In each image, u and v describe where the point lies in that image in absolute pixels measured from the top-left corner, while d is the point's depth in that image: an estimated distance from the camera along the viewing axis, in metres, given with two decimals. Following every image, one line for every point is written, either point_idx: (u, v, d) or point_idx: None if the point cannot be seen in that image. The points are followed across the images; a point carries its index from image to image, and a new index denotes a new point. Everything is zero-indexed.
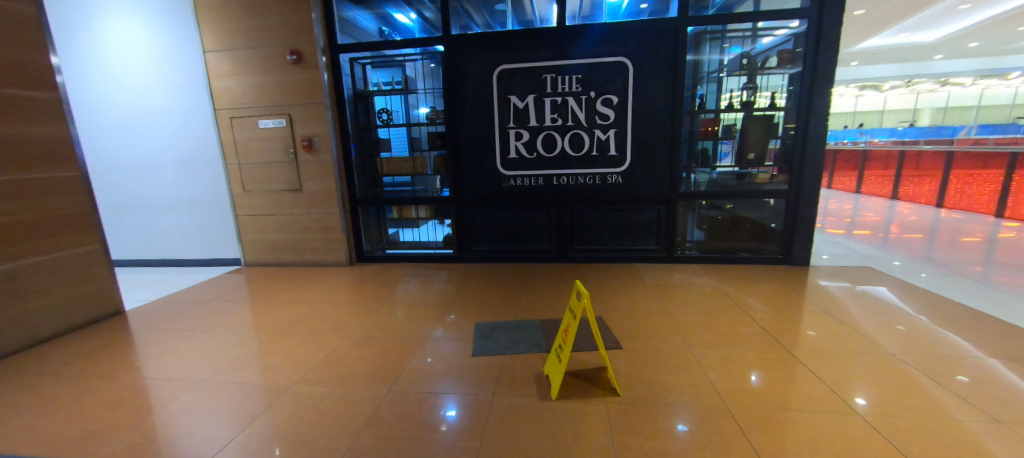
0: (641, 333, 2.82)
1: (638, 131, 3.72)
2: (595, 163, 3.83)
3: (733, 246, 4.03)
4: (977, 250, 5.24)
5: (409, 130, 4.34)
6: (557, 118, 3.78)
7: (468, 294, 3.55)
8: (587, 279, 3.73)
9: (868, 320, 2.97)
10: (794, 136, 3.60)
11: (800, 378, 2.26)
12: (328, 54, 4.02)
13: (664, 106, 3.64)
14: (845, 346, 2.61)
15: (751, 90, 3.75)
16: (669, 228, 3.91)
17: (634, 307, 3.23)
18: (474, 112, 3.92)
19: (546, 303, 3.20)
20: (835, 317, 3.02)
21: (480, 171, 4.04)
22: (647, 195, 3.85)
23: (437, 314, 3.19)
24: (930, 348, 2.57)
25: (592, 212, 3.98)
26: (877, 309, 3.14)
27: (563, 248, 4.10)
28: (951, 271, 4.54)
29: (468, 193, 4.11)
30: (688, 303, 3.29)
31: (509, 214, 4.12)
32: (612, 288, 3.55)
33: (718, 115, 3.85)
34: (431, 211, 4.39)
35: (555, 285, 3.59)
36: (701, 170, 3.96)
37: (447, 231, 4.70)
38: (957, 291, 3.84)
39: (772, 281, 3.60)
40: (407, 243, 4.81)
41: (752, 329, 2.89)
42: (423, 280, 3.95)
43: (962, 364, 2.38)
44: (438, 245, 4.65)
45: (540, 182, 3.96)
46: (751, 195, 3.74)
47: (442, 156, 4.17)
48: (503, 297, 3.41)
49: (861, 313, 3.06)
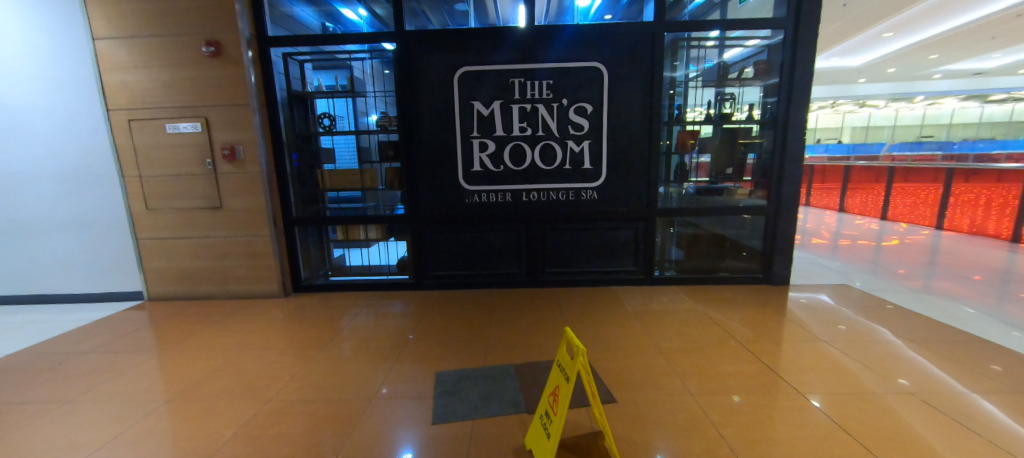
0: (623, 367, 2.48)
1: (615, 143, 3.41)
2: (569, 178, 3.48)
3: (713, 266, 3.79)
4: (918, 258, 5.45)
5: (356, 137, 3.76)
6: (527, 127, 3.40)
7: (426, 329, 3.03)
8: (564, 307, 3.33)
9: (813, 320, 3.08)
10: (770, 149, 3.47)
11: (761, 386, 2.25)
12: (255, 48, 3.38)
13: (641, 116, 3.37)
14: (797, 349, 2.68)
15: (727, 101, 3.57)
16: (648, 248, 3.61)
17: (610, 331, 2.96)
18: (433, 119, 3.44)
19: (519, 340, 2.76)
20: (786, 319, 3.11)
21: (439, 186, 3.55)
22: (624, 212, 3.53)
23: (387, 358, 2.62)
24: (870, 350, 2.64)
25: (565, 231, 3.61)
26: (821, 309, 3.27)
27: (535, 271, 3.69)
28: (900, 279, 4.64)
29: (427, 211, 3.60)
30: (670, 328, 3.02)
31: (473, 234, 3.65)
32: (588, 314, 3.22)
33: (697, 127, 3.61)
34: (383, 231, 3.80)
35: (526, 315, 3.18)
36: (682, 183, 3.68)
37: (401, 254, 4.11)
38: (908, 299, 3.93)
39: (752, 301, 3.40)
40: (356, 267, 4.18)
41: (726, 347, 2.72)
42: (374, 312, 3.36)
43: (895, 359, 2.53)
44: (391, 269, 4.05)
45: (508, 198, 3.54)
46: (730, 212, 3.53)
47: (396, 168, 3.64)
48: (470, 333, 2.91)
49: (806, 314, 3.18)
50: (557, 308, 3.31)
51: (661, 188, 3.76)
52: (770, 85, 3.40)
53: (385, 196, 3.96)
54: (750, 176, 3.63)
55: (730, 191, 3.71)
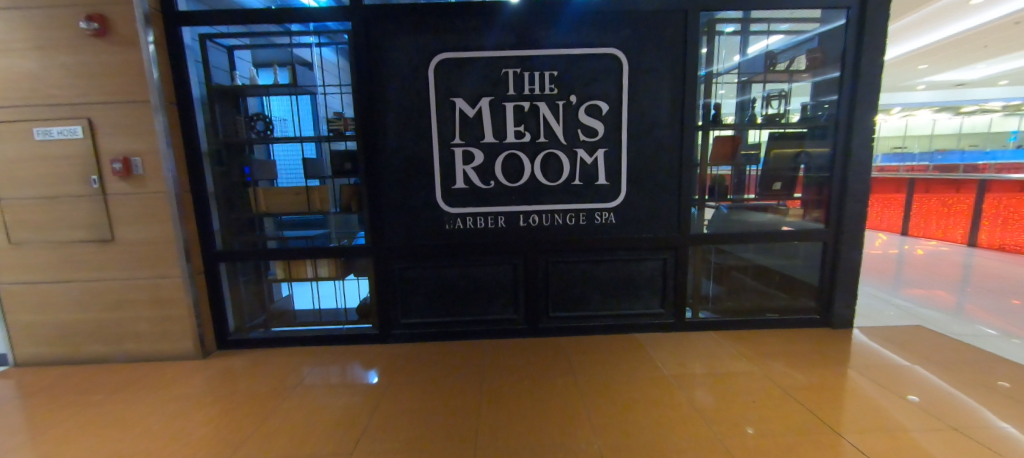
0: (665, 445, 1.77)
1: (637, 152, 2.66)
2: (579, 197, 2.70)
3: (760, 307, 2.98)
4: (952, 274, 4.83)
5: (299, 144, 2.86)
6: (525, 132, 2.62)
7: (382, 392, 2.31)
8: (560, 353, 2.65)
9: (818, 346, 2.68)
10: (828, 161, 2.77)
11: (801, 439, 1.80)
12: (160, 28, 2.52)
13: (670, 117, 2.63)
14: (824, 387, 2.23)
15: (775, 99, 2.89)
16: (681, 284, 2.83)
17: (608, 374, 2.38)
18: (403, 121, 2.63)
19: (508, 407, 2.11)
20: (805, 351, 2.62)
21: (410, 208, 2.72)
22: (649, 240, 2.76)
23: (327, 442, 1.89)
24: (886, 373, 2.36)
25: (574, 265, 2.81)
26: (828, 333, 2.84)
27: (536, 315, 2.87)
28: (946, 302, 3.96)
29: (394, 241, 2.76)
30: (680, 367, 2.46)
31: (454, 268, 2.82)
32: (583, 357, 2.59)
33: (738, 132, 2.90)
34: (336, 268, 2.87)
35: (508, 366, 2.52)
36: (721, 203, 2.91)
37: (356, 297, 3.09)
38: (951, 327, 3.30)
39: (813, 349, 2.65)
40: (304, 313, 3.23)
41: (768, 396, 2.16)
42: (313, 371, 2.58)
43: (908, 383, 2.25)
44: (346, 317, 3.10)
45: (500, 224, 2.74)
46: (782, 238, 2.80)
47: (353, 186, 2.81)
48: (450, 404, 2.16)
49: (811, 340, 2.76)
50: (547, 354, 2.64)
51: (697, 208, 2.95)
52: (821, 84, 2.76)
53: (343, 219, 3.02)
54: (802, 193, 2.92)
55: (776, 210, 3.05)
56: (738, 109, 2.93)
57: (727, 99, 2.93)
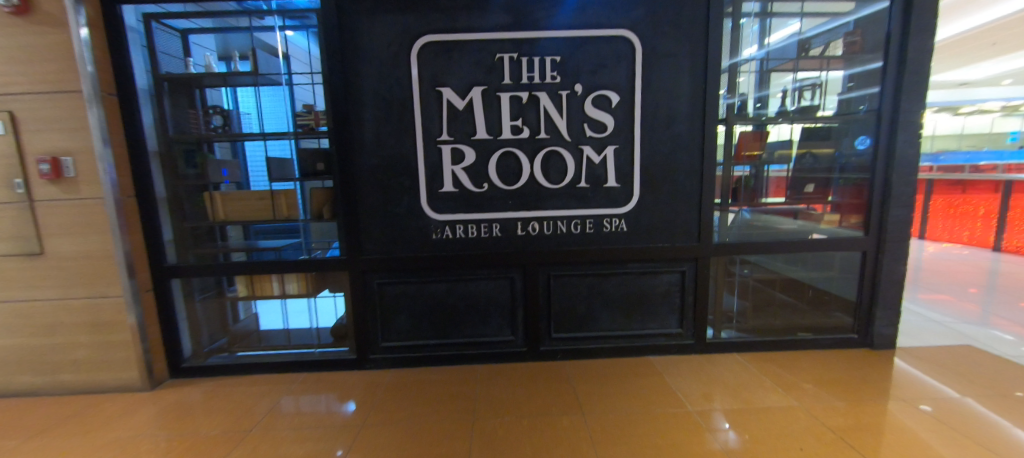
0: None
1: (653, 149, 2.31)
2: (585, 202, 2.35)
3: (792, 325, 2.60)
4: (975, 279, 4.53)
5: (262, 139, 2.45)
6: (523, 127, 2.27)
7: (353, 427, 1.96)
8: (562, 381, 2.30)
9: (850, 367, 2.37)
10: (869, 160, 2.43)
11: None
12: (96, 6, 2.15)
13: (690, 109, 2.28)
14: (867, 417, 1.91)
15: (809, 89, 2.54)
16: (702, 300, 2.47)
17: (617, 406, 2.05)
18: (382, 114, 2.27)
19: (500, 447, 1.77)
20: (844, 376, 2.28)
21: (391, 215, 2.36)
22: (665, 251, 2.40)
23: None
24: (920, 394, 2.09)
25: (580, 280, 2.46)
26: (862, 352, 2.51)
27: (536, 337, 2.51)
28: (976, 311, 3.63)
29: (373, 253, 2.40)
30: (698, 394, 2.13)
31: (442, 284, 2.45)
32: (589, 386, 2.25)
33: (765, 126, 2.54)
34: (308, 285, 2.50)
35: (502, 396, 2.18)
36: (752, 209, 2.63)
37: (328, 318, 2.68)
38: (986, 339, 2.97)
39: (855, 374, 2.30)
40: (270, 336, 2.82)
41: (802, 428, 1.84)
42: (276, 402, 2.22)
43: (943, 405, 1.99)
44: (317, 341, 2.69)
45: (495, 233, 2.38)
46: (815, 248, 2.47)
47: (325, 190, 2.42)
48: (430, 444, 1.81)
49: (843, 361, 2.44)
50: (548, 381, 2.30)
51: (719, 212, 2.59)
52: (854, 76, 2.45)
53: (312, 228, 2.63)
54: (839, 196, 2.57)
55: (807, 214, 2.73)
56: (767, 103, 2.53)
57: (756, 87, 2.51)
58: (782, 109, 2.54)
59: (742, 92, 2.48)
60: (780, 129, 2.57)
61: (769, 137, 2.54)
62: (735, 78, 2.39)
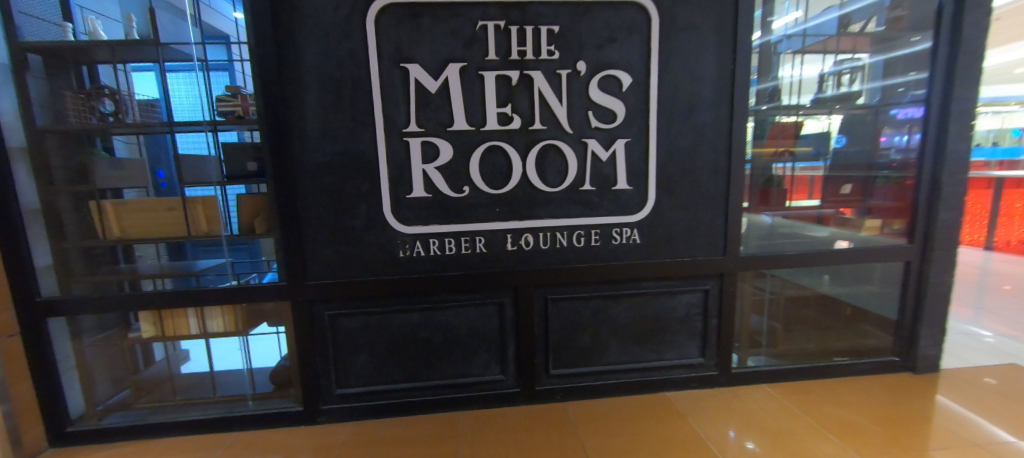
0: None
1: (672, 144, 1.88)
2: (590, 209, 1.91)
3: (826, 349, 2.24)
4: (965, 277, 4.39)
5: (170, 138, 1.88)
6: (513, 116, 1.80)
7: None
8: (565, 431, 1.84)
9: (899, 398, 2.00)
10: (901, 156, 2.11)
11: None
12: None
13: (716, 94, 1.87)
14: None
15: (847, 73, 2.14)
16: (727, 324, 2.07)
17: None
18: (332, 98, 1.74)
19: None
20: (899, 410, 1.91)
21: (345, 229, 1.84)
22: (685, 267, 1.99)
23: None
24: (984, 430, 1.74)
25: (583, 305, 2.01)
26: (906, 379, 2.16)
27: (532, 374, 2.04)
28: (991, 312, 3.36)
29: (323, 278, 1.87)
30: (734, 444, 1.71)
31: (413, 314, 1.95)
32: (598, 436, 1.80)
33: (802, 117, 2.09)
34: (236, 321, 1.95)
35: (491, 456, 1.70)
36: (778, 214, 2.13)
37: (267, 359, 2.07)
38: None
39: (909, 406, 1.93)
40: (189, 385, 2.12)
41: None
42: None
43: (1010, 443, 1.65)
44: (246, 389, 2.09)
45: (479, 248, 1.90)
46: (854, 259, 2.10)
47: (255, 196, 1.86)
48: None
49: (889, 390, 2.07)
50: (548, 432, 1.84)
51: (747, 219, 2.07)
52: (890, 65, 2.09)
53: (237, 250, 1.96)
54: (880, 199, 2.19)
55: (841, 219, 2.27)
56: (802, 91, 2.09)
57: (791, 72, 2.07)
58: (818, 96, 2.12)
59: (775, 73, 2.03)
60: (817, 122, 2.13)
61: (803, 129, 2.10)
62: (768, 61, 2.00)
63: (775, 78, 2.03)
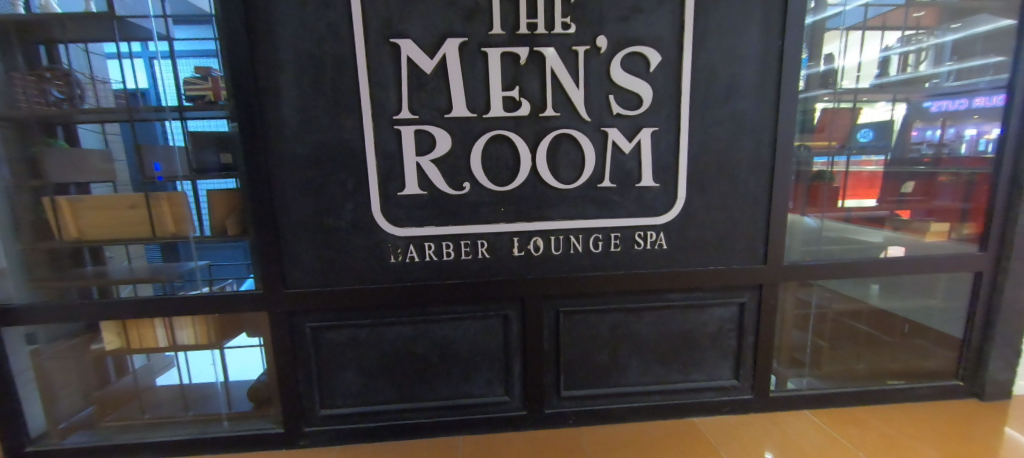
0: None
1: (707, 133, 1.61)
2: (609, 209, 1.65)
3: (879, 370, 1.95)
4: None
5: (132, 131, 1.68)
6: (520, 100, 1.55)
7: None
8: None
9: (972, 431, 1.70)
10: (932, 150, 1.80)
11: None
12: None
13: (760, 75, 1.59)
14: None
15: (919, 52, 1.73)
16: (765, 341, 1.81)
17: None
18: (312, 81, 1.51)
19: None
20: (974, 444, 1.62)
21: (328, 231, 1.61)
22: (718, 277, 1.73)
23: None
24: None
25: (600, 318, 1.76)
26: (975, 406, 1.86)
27: (540, 395, 1.80)
28: None
29: (304, 285, 1.65)
30: None
31: (406, 327, 1.72)
32: None
33: (856, 104, 1.73)
34: (209, 333, 1.74)
35: None
36: (826, 216, 1.79)
37: (252, 371, 1.84)
38: None
39: (986, 439, 1.64)
40: (159, 399, 1.89)
41: None
42: None
43: None
44: (226, 406, 1.86)
45: (481, 253, 1.66)
46: (917, 269, 1.80)
47: (226, 193, 1.64)
48: None
49: (957, 420, 1.78)
50: None
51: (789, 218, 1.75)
52: (957, 46, 1.73)
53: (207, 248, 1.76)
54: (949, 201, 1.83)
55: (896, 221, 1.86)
56: (860, 74, 1.72)
57: (849, 51, 1.69)
58: (879, 79, 1.74)
59: (827, 52, 1.66)
60: (881, 108, 1.75)
61: (860, 117, 1.74)
62: (822, 37, 1.64)
63: (827, 58, 1.66)
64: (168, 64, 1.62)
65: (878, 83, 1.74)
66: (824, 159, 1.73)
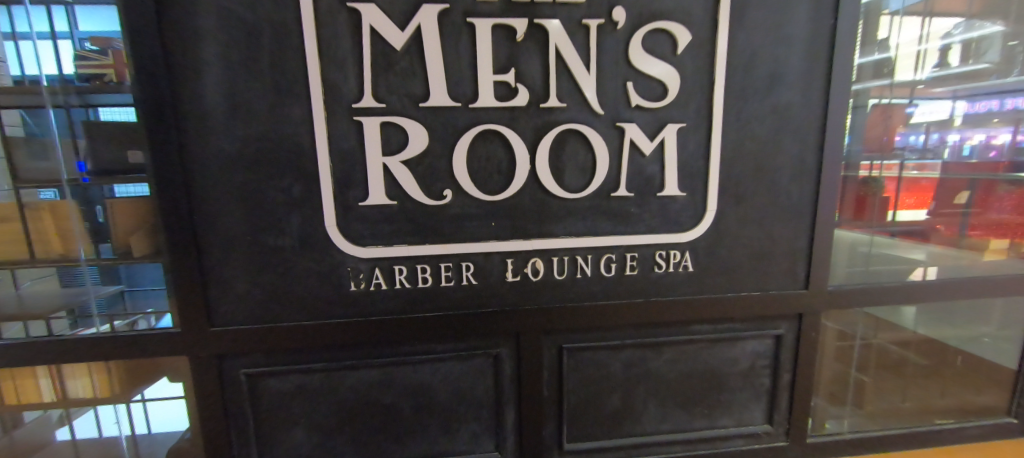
0: None
1: (743, 132, 1.32)
2: (625, 224, 1.34)
3: (926, 408, 1.70)
4: None
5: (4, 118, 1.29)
6: (516, 87, 1.22)
7: None
8: None
9: None
10: (917, 157, 1.53)
11: None
12: None
13: (807, 63, 1.31)
14: None
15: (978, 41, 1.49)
16: (803, 378, 1.53)
17: None
18: (242, 55, 1.14)
19: None
20: None
21: (267, 252, 1.25)
22: (753, 306, 1.43)
23: None
24: None
25: (611, 357, 1.44)
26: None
27: (539, 449, 1.48)
28: None
29: (236, 322, 1.28)
30: None
31: (371, 371, 1.37)
32: None
33: (911, 101, 1.48)
34: (111, 383, 1.37)
35: None
36: (875, 229, 1.53)
37: (176, 422, 1.44)
38: None
39: None
40: None
41: None
42: None
43: None
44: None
45: (466, 279, 1.33)
46: (976, 293, 1.56)
47: (131, 200, 1.24)
48: None
49: None
50: None
51: (838, 234, 1.49)
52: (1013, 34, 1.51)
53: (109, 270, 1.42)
54: (1007, 212, 1.62)
55: (951, 238, 1.62)
56: (918, 64, 1.46)
57: (908, 37, 1.42)
58: (936, 70, 1.48)
59: (884, 36, 1.39)
60: (937, 105, 1.51)
61: (915, 115, 1.49)
62: (879, 19, 1.37)
63: (883, 44, 1.39)
64: (48, 47, 1.23)
65: (935, 77, 1.49)
66: (873, 162, 1.46)
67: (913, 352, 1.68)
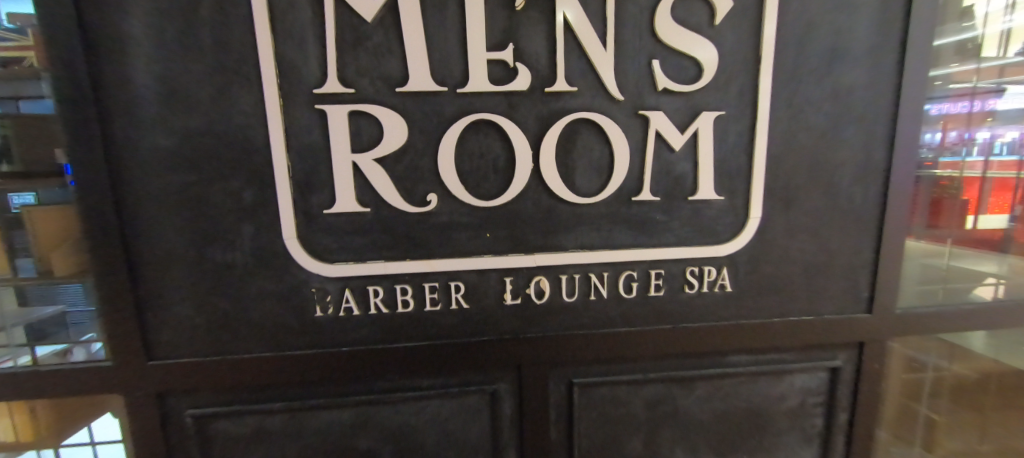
0: None
1: (795, 122, 1.07)
2: (649, 235, 1.10)
3: (1006, 450, 1.43)
4: None
5: None
6: (515, 66, 0.99)
7: None
8: None
9: None
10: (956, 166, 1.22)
11: None
12: None
13: (878, 35, 1.05)
14: None
15: None
16: (862, 418, 1.28)
17: None
18: (177, 29, 0.92)
19: None
20: None
21: (215, 270, 1.03)
22: (804, 333, 1.19)
23: None
24: None
25: (631, 394, 1.20)
26: None
27: None
28: None
29: (181, 354, 1.07)
30: None
31: (344, 411, 1.14)
32: None
33: (999, 84, 1.21)
34: (38, 425, 1.15)
35: None
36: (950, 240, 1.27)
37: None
38: None
39: None
40: None
41: None
42: None
43: None
44: None
45: (456, 303, 1.09)
46: None
47: (51, 209, 1.03)
48: None
49: None
50: None
51: (908, 246, 1.23)
52: None
53: (45, 289, 1.11)
54: None
55: None
56: (1007, 40, 1.19)
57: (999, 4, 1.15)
58: None
59: (972, 3, 1.12)
60: None
61: (1002, 102, 1.23)
62: None
63: (969, 13, 1.13)
64: None
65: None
66: (961, 155, 1.21)
67: (991, 386, 1.41)
